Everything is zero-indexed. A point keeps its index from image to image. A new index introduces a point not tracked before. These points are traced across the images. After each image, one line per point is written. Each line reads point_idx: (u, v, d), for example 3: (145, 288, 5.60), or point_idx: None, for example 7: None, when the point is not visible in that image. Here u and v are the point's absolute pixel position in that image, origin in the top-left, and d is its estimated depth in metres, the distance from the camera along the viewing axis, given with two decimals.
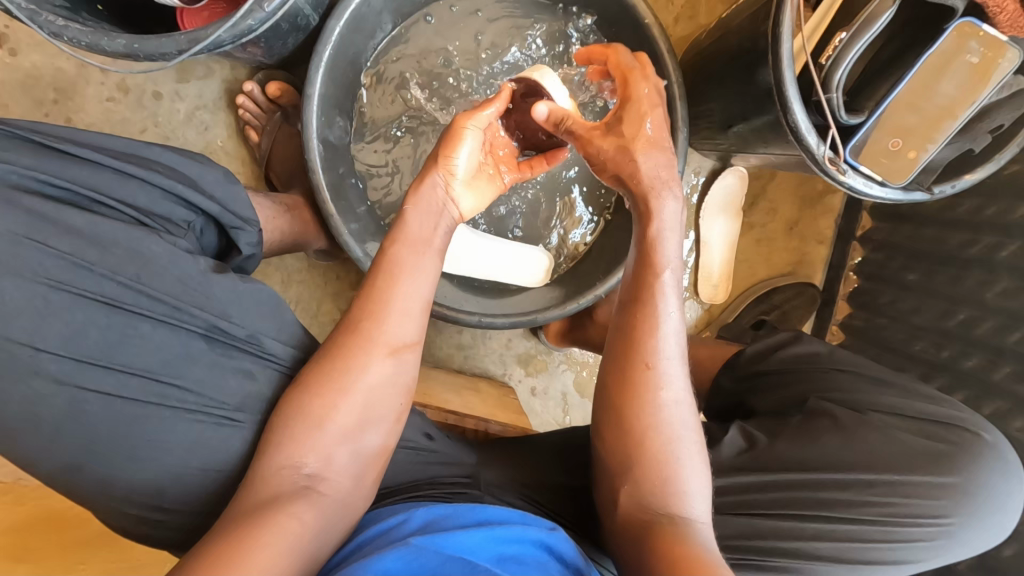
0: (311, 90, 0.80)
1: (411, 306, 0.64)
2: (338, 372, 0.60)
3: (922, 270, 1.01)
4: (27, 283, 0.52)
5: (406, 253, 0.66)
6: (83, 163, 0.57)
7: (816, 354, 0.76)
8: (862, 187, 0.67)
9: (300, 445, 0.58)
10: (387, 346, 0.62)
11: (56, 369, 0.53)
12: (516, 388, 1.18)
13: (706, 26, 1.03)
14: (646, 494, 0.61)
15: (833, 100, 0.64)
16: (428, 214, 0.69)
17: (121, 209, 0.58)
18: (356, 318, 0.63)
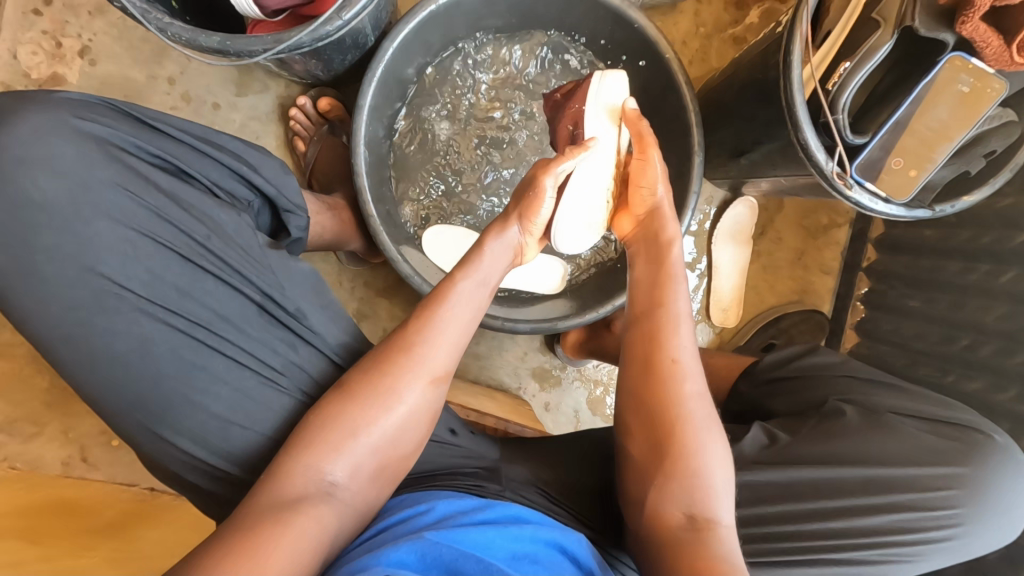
0: (362, 101, 0.87)
1: (458, 339, 0.66)
2: (378, 391, 0.62)
3: (923, 298, 1.07)
4: (119, 228, 0.60)
5: (460, 285, 0.68)
6: (172, 138, 0.65)
7: (831, 362, 0.80)
8: (868, 202, 0.72)
9: (327, 455, 0.59)
10: (428, 372, 0.64)
11: (131, 306, 0.60)
12: (530, 402, 1.20)
13: (717, 68, 1.13)
14: (670, 518, 0.61)
15: (839, 121, 0.71)
16: (494, 255, 0.73)
17: (198, 182, 0.66)
18: (406, 341, 0.64)
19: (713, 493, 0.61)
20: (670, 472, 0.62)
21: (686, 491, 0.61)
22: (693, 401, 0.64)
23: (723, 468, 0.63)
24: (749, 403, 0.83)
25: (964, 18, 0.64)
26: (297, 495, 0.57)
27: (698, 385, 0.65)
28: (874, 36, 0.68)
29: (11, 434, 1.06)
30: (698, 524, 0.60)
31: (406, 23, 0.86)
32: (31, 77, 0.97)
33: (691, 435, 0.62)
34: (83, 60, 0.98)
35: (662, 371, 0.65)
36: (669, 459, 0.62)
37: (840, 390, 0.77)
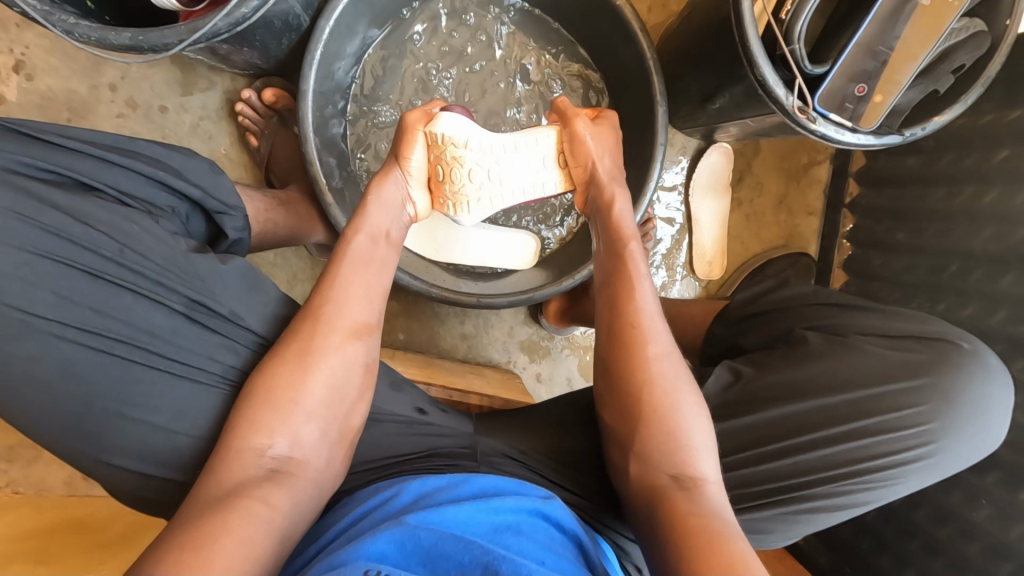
0: (305, 87, 0.84)
1: (368, 291, 0.71)
2: (306, 353, 0.64)
3: (909, 230, 1.03)
4: (17, 253, 0.58)
5: (355, 242, 0.73)
6: (74, 152, 0.64)
7: (803, 293, 0.86)
8: (834, 134, 0.69)
9: (267, 428, 0.61)
10: (351, 327, 0.68)
11: (45, 332, 0.59)
12: (522, 375, 1.19)
13: (678, 11, 1.08)
14: (658, 462, 0.64)
15: (796, 51, 0.67)
16: (384, 211, 0.77)
17: (109, 194, 0.65)
18: (315, 305, 0.68)
19: (698, 439, 0.65)
20: (652, 433, 0.65)
21: (669, 450, 0.64)
22: (666, 361, 0.68)
23: (705, 425, 0.66)
24: (725, 340, 0.91)
25: None
26: (242, 478, 0.57)
27: (666, 342, 0.69)
28: None
29: (8, 462, 1.05)
30: (684, 481, 0.62)
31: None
32: None
33: (670, 397, 0.66)
34: (19, 76, 0.95)
35: (633, 338, 0.69)
36: (653, 421, 0.65)
37: (805, 320, 0.81)
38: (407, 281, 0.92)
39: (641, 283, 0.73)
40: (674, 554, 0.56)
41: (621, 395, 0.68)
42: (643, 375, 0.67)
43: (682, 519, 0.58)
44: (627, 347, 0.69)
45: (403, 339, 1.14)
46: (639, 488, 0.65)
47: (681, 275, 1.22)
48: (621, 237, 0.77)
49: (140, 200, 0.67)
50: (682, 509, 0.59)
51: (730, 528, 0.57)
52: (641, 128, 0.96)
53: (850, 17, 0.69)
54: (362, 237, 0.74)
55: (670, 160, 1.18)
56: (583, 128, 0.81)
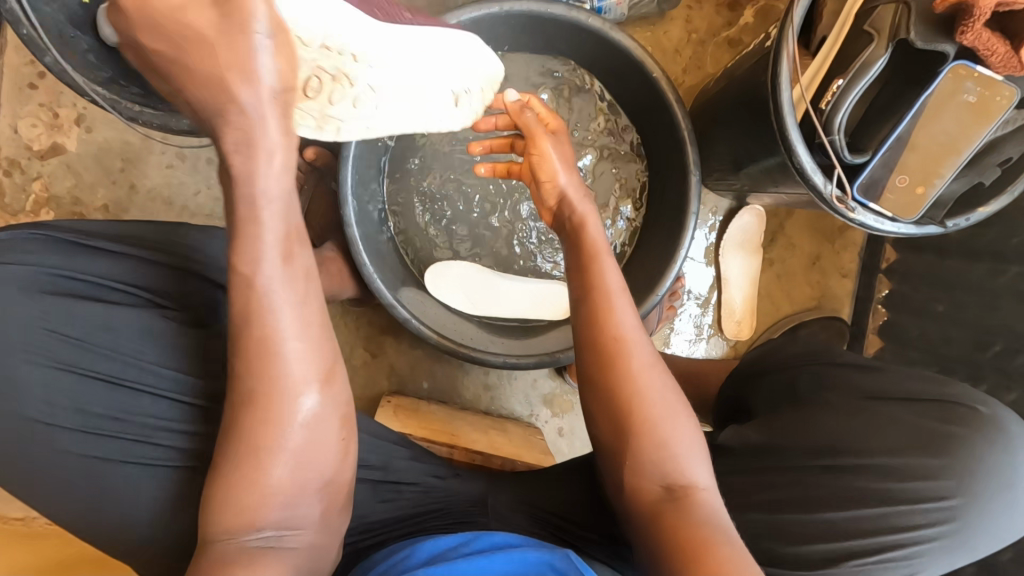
0: (345, 152, 0.87)
1: (304, 320, 0.57)
2: (254, 406, 0.55)
3: (951, 301, 1.00)
4: (45, 366, 0.60)
5: (264, 274, 0.56)
6: (108, 252, 0.65)
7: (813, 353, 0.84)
8: (873, 223, 0.68)
9: (243, 501, 0.55)
10: (304, 376, 0.57)
11: (65, 438, 0.61)
12: (543, 429, 1.19)
13: (714, 75, 1.09)
14: (658, 508, 0.60)
15: (836, 141, 0.67)
16: (274, 185, 0.57)
17: (136, 293, 0.65)
18: (247, 346, 0.56)
19: (691, 462, 0.62)
20: (645, 468, 0.62)
21: (666, 466, 0.62)
22: (651, 376, 0.64)
23: (692, 430, 0.64)
24: (735, 402, 0.90)
25: (963, 28, 0.57)
26: (229, 560, 0.54)
27: (648, 356, 0.66)
28: (870, 47, 0.63)
29: None
30: (679, 496, 0.60)
31: None
32: (33, 148, 1.00)
33: (664, 413, 0.63)
34: (80, 128, 1.01)
35: (612, 369, 0.64)
36: (645, 439, 0.62)
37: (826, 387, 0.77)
38: (435, 339, 0.91)
39: (615, 301, 0.67)
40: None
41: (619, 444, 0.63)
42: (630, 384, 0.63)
43: (685, 542, 0.55)
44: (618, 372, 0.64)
45: (426, 388, 1.15)
46: (638, 517, 0.62)
47: (708, 334, 1.20)
48: (587, 253, 0.71)
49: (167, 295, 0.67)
50: (683, 532, 0.56)
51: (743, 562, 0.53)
52: (671, 194, 0.96)
53: (894, 107, 0.67)
54: (281, 244, 0.57)
55: (700, 218, 1.18)
56: (548, 147, 0.77)
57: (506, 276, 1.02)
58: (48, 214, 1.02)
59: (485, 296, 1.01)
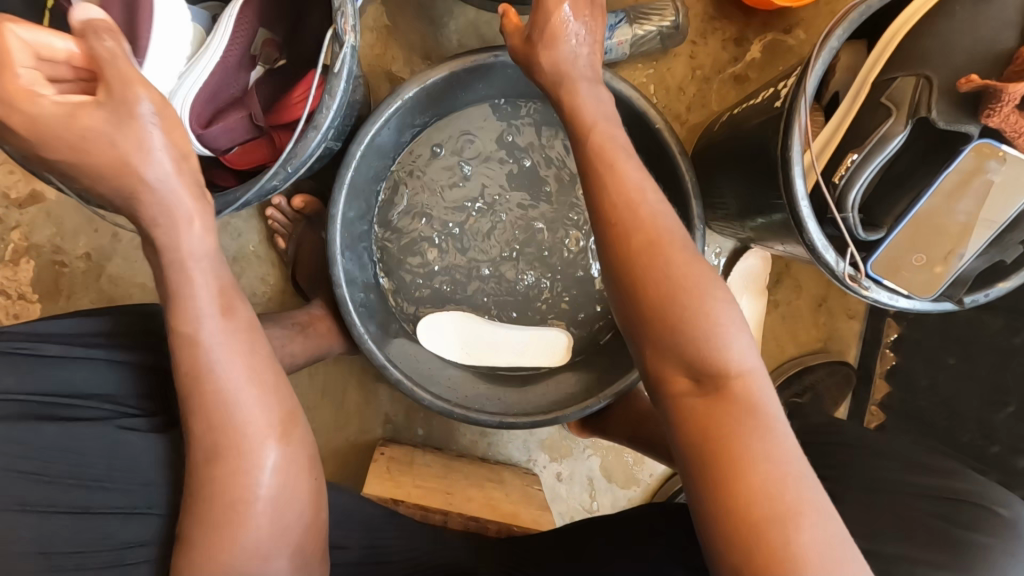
0: (334, 211, 0.83)
1: (241, 355, 0.56)
2: (216, 466, 0.54)
3: (963, 354, 0.97)
4: None
5: (201, 335, 0.55)
6: (67, 356, 0.58)
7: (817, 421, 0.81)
8: (888, 300, 0.64)
9: (220, 538, 0.54)
10: (262, 417, 0.56)
11: None
12: (541, 474, 1.16)
13: (719, 113, 1.04)
14: (694, 356, 0.52)
15: (849, 219, 0.63)
16: (201, 251, 0.55)
17: (101, 402, 0.59)
18: (195, 389, 0.54)
19: (740, 346, 0.52)
20: (680, 336, 0.52)
21: (705, 362, 0.52)
22: (693, 267, 0.54)
23: (728, 301, 0.54)
24: None
25: (988, 111, 0.54)
26: None
27: (677, 240, 0.56)
28: (887, 121, 0.60)
29: None
30: (721, 389, 0.51)
31: (373, 124, 0.80)
32: (11, 197, 0.97)
33: (704, 305, 0.52)
34: None
35: (638, 277, 0.54)
36: (678, 321, 0.52)
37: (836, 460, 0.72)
38: (430, 402, 0.85)
39: (624, 176, 0.58)
40: (718, 516, 0.48)
41: (644, 272, 0.54)
42: (656, 266, 0.54)
43: (721, 457, 0.49)
44: (647, 257, 0.54)
45: (422, 435, 1.12)
46: (668, 395, 0.54)
47: None
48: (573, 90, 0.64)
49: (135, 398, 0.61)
50: (721, 439, 0.49)
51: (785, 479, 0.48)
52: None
53: (908, 180, 0.64)
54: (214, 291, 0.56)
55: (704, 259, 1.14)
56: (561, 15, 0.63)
57: (501, 323, 0.97)
58: (28, 263, 0.98)
59: (483, 345, 0.95)
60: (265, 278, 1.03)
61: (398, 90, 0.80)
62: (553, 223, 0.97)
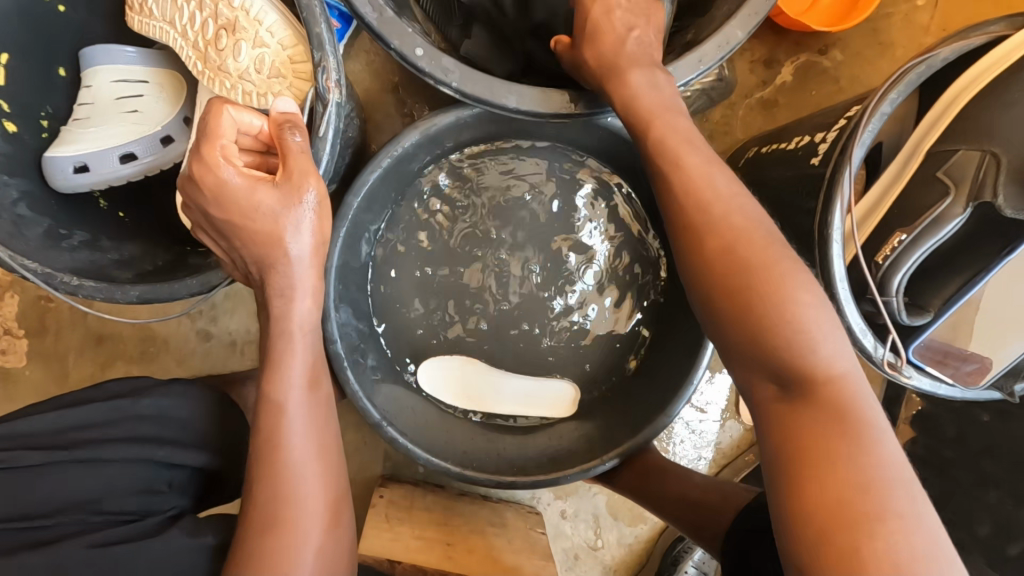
0: (329, 264, 0.77)
1: (317, 433, 0.57)
2: (272, 534, 0.52)
3: (996, 410, 0.91)
4: None
5: (291, 403, 0.56)
6: (54, 463, 0.54)
7: None
8: (930, 388, 0.59)
9: None
10: (320, 496, 0.56)
11: None
12: (545, 512, 1.13)
13: (744, 142, 0.96)
14: (789, 357, 0.50)
15: (892, 304, 0.57)
16: (301, 327, 0.57)
17: (86, 513, 0.53)
18: (266, 451, 0.55)
19: (834, 346, 0.50)
20: (776, 336, 0.50)
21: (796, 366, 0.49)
22: (780, 258, 0.53)
23: (819, 300, 0.51)
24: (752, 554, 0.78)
25: None
26: None
27: (762, 228, 0.54)
28: (944, 200, 0.53)
29: None
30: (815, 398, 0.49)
31: (370, 172, 0.74)
32: None
33: (797, 309, 0.50)
34: None
35: (725, 258, 0.53)
36: (770, 323, 0.50)
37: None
38: (425, 460, 0.80)
39: (691, 163, 0.58)
40: (809, 522, 0.44)
41: (726, 276, 0.53)
42: (735, 267, 0.53)
43: (811, 458, 0.46)
44: (730, 265, 0.53)
45: (423, 473, 1.08)
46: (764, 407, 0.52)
47: (723, 416, 1.11)
48: (655, 123, 0.59)
49: (125, 498, 0.55)
50: (814, 449, 0.47)
51: (890, 483, 0.44)
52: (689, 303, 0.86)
53: (959, 259, 0.57)
54: (301, 365, 0.58)
55: None
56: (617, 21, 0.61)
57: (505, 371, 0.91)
58: (12, 297, 0.94)
59: (489, 395, 0.91)
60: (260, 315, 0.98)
61: (399, 136, 0.74)
62: (564, 270, 0.91)
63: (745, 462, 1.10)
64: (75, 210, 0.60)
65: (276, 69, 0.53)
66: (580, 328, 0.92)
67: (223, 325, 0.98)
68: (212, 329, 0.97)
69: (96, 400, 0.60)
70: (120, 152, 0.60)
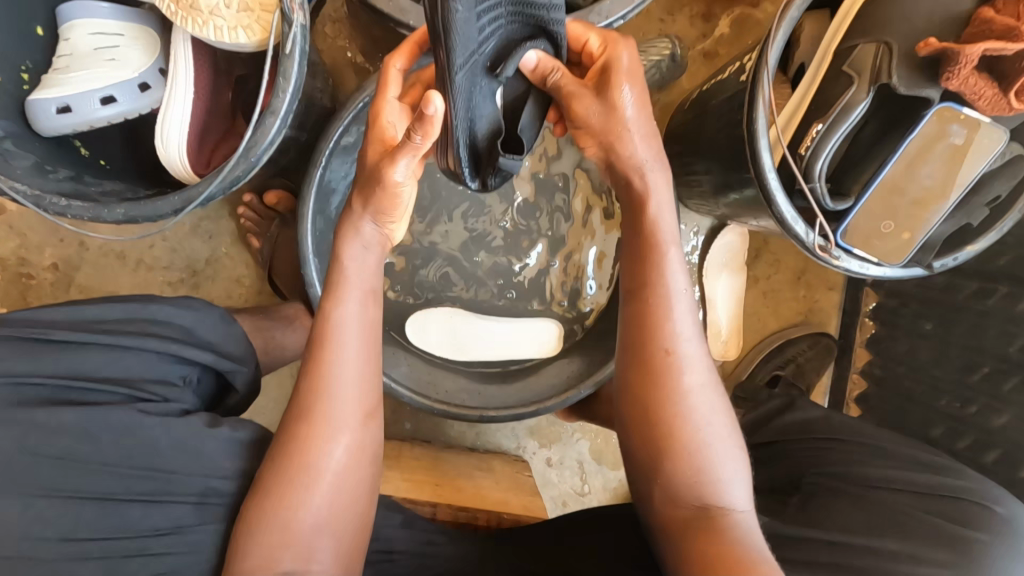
0: (304, 209, 0.81)
1: (362, 365, 0.60)
2: (307, 430, 0.57)
3: (939, 319, 0.98)
4: (16, 496, 0.50)
5: (346, 318, 0.60)
6: (75, 344, 0.57)
7: (812, 421, 0.72)
8: (858, 269, 0.65)
9: (285, 501, 0.55)
10: (352, 414, 0.58)
11: None
12: (531, 460, 1.16)
13: (690, 91, 1.03)
14: (688, 490, 0.58)
15: (816, 189, 0.63)
16: (359, 270, 0.61)
17: (115, 387, 0.57)
18: (312, 362, 0.59)
19: (724, 460, 0.59)
20: (672, 464, 0.58)
21: (691, 486, 0.58)
22: (691, 366, 0.59)
23: (732, 455, 0.59)
24: None
25: (948, 74, 0.56)
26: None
27: (694, 342, 0.60)
28: (849, 90, 0.60)
29: None
30: (712, 516, 0.57)
31: (339, 123, 0.78)
32: None
33: (687, 424, 0.58)
34: None
35: (644, 355, 0.59)
36: (671, 459, 0.58)
37: (819, 463, 0.67)
38: (409, 398, 0.87)
39: (656, 204, 0.61)
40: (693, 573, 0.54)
41: (643, 423, 0.60)
42: (651, 372, 0.59)
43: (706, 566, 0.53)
44: (645, 381, 0.59)
45: (410, 429, 1.11)
46: (660, 524, 0.60)
47: None
48: (648, 240, 0.61)
49: (145, 383, 0.59)
50: (706, 556, 0.54)
51: (753, 560, 0.52)
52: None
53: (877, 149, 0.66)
54: (343, 305, 0.60)
55: (682, 237, 1.14)
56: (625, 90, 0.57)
57: (487, 316, 0.97)
58: None
59: (473, 341, 0.96)
60: (240, 280, 1.01)
61: (364, 84, 0.77)
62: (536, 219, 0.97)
63: None
64: (58, 152, 0.64)
65: (245, 4, 0.59)
66: (549, 273, 0.99)
67: (206, 292, 1.01)
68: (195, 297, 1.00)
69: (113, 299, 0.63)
70: (101, 95, 0.63)
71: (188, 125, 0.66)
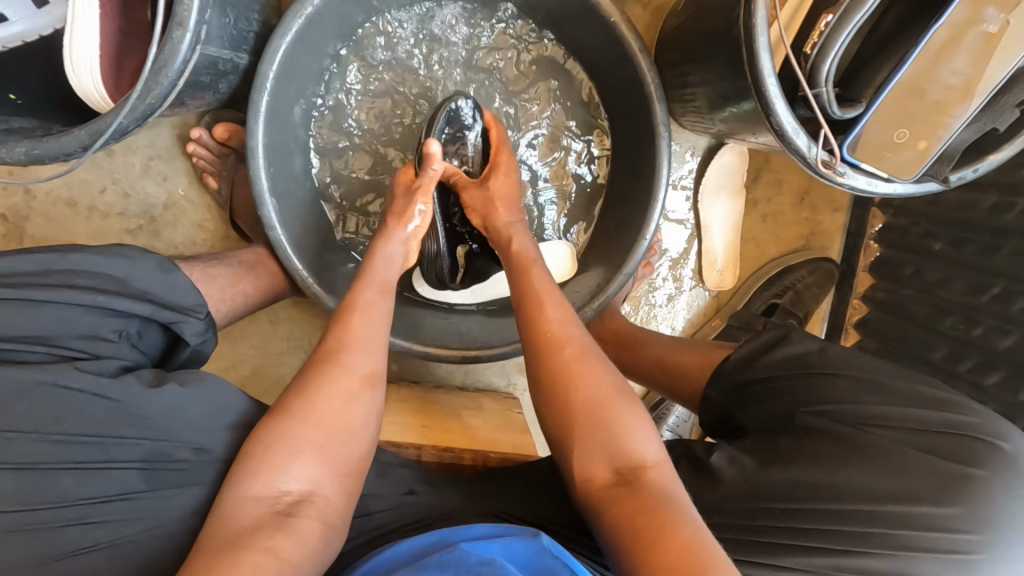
0: (254, 142, 0.72)
1: (378, 335, 0.64)
2: (324, 371, 0.58)
3: (950, 239, 0.92)
4: None
5: (361, 300, 0.66)
6: None
7: (806, 355, 0.65)
8: (865, 185, 0.61)
9: (295, 437, 0.54)
10: (362, 371, 0.60)
11: None
12: (522, 397, 1.15)
13: None
14: (596, 453, 0.57)
15: (822, 95, 0.57)
16: (388, 264, 0.72)
17: (31, 345, 0.53)
18: (332, 331, 0.63)
19: (633, 427, 0.58)
20: (581, 430, 0.58)
21: (608, 446, 0.57)
22: (586, 359, 0.62)
23: (644, 423, 0.58)
24: (722, 410, 0.70)
25: None
26: (251, 522, 0.49)
27: (579, 340, 0.64)
28: None
29: None
30: (630, 476, 0.55)
31: (282, 38, 0.70)
32: None
33: (593, 394, 0.60)
34: None
35: (541, 348, 0.64)
36: (584, 431, 0.58)
37: (810, 401, 0.62)
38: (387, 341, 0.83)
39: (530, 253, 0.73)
40: (623, 544, 0.49)
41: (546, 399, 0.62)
42: (548, 367, 0.63)
43: (638, 534, 0.48)
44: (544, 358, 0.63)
45: (397, 370, 1.09)
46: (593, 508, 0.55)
47: (689, 285, 1.11)
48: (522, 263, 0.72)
49: (72, 339, 0.55)
50: (630, 518, 0.50)
51: (667, 525, 0.48)
52: (640, 162, 0.85)
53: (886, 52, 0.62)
54: (368, 289, 0.68)
55: (676, 159, 1.05)
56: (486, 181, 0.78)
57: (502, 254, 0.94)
58: None
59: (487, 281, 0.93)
60: (202, 225, 0.95)
61: None
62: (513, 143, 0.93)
63: (710, 328, 1.11)
64: None
65: None
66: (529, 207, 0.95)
67: (169, 238, 0.94)
68: (157, 244, 0.94)
69: (35, 248, 0.58)
70: None
71: (99, 42, 0.58)
